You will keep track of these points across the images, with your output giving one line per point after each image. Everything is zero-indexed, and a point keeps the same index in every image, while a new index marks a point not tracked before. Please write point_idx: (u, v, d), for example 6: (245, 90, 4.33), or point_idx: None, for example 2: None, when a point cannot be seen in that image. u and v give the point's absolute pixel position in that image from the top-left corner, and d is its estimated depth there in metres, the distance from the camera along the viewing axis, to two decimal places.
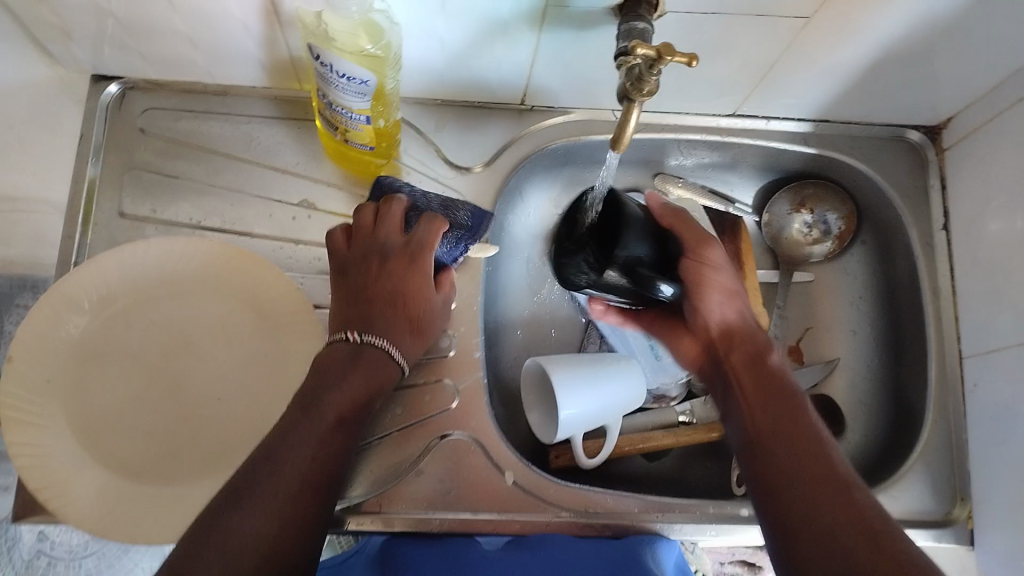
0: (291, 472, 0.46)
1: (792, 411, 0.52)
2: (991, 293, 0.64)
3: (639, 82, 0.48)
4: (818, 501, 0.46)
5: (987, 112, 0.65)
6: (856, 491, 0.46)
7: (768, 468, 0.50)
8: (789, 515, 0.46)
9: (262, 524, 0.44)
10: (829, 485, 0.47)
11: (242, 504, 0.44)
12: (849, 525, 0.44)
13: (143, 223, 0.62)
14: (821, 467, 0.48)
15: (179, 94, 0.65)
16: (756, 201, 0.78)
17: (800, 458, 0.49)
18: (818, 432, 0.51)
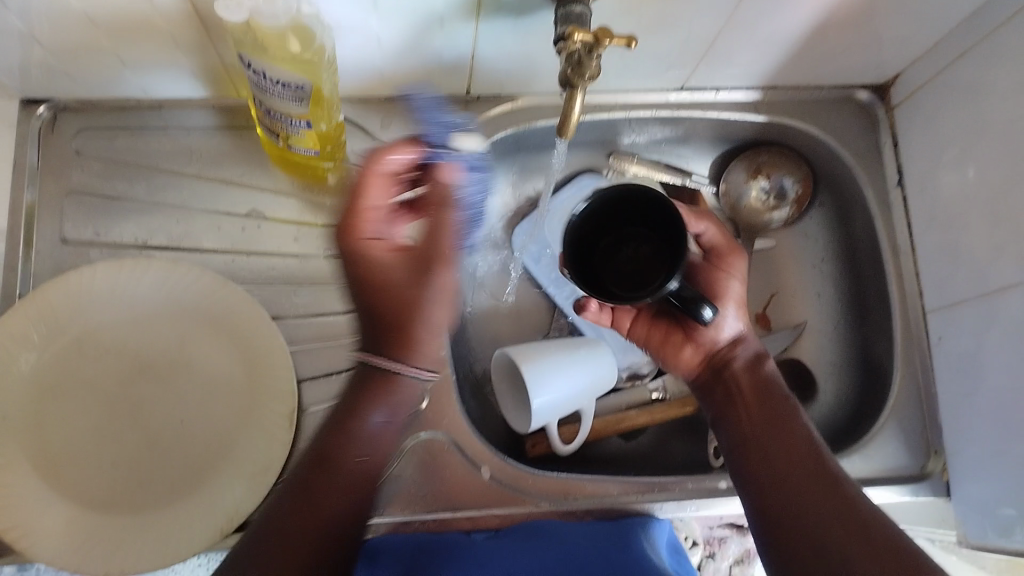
0: (297, 535, 0.45)
1: (777, 407, 0.54)
2: (948, 248, 0.65)
3: (579, 67, 0.47)
4: (814, 506, 0.47)
5: (933, 68, 0.65)
6: (844, 486, 0.48)
7: (758, 467, 0.51)
8: (783, 513, 0.48)
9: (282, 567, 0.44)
10: (818, 481, 0.49)
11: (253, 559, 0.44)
12: (846, 530, 0.46)
13: (88, 248, 0.61)
14: (810, 464, 0.50)
15: (111, 112, 0.63)
16: (711, 169, 0.77)
17: (794, 463, 0.50)
18: (810, 433, 0.52)
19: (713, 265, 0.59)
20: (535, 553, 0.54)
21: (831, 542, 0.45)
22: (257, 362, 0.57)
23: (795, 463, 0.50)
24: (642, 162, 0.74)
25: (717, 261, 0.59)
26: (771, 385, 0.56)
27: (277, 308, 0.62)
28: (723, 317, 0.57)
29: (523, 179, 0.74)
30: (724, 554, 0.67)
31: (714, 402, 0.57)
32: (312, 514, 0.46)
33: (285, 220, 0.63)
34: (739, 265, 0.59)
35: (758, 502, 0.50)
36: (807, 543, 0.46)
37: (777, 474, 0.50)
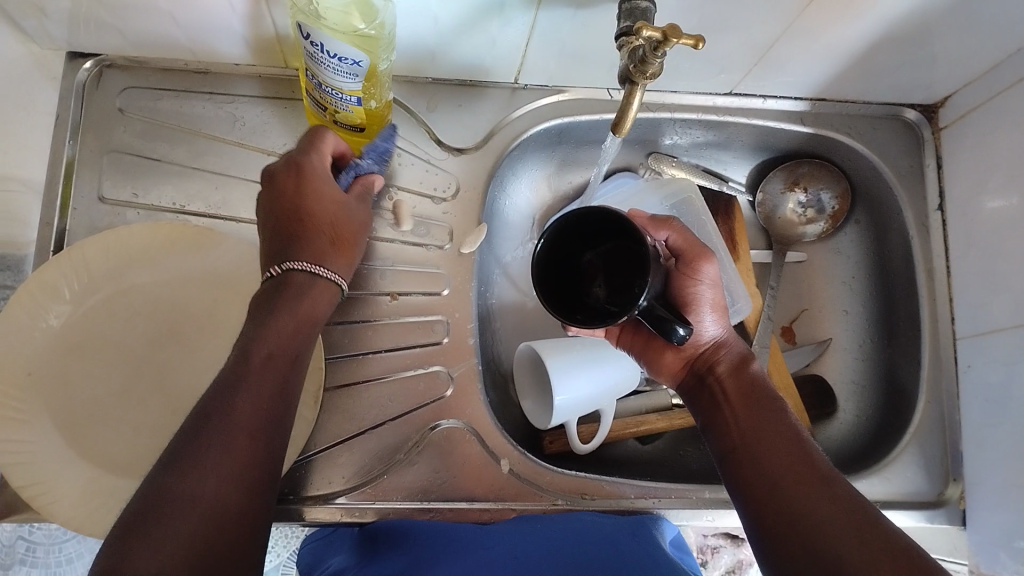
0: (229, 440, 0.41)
1: (771, 414, 0.52)
2: (986, 274, 0.64)
3: (642, 64, 0.47)
4: (803, 499, 0.46)
5: (986, 92, 0.64)
6: (840, 488, 0.46)
7: (754, 473, 0.49)
8: (779, 520, 0.46)
9: (210, 493, 0.39)
10: (811, 484, 0.46)
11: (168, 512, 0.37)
12: (834, 522, 0.44)
13: (124, 207, 0.60)
14: (804, 468, 0.47)
15: (160, 72, 0.63)
16: (751, 179, 0.77)
17: (783, 459, 0.48)
18: (797, 430, 0.51)
19: (680, 271, 0.55)
20: (543, 541, 0.53)
21: (820, 537, 0.43)
22: None
23: (782, 459, 0.48)
24: (681, 166, 0.74)
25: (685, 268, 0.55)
26: (759, 385, 0.54)
27: None
28: (700, 325, 0.55)
29: (560, 173, 0.74)
30: (716, 563, 0.68)
31: (700, 407, 0.56)
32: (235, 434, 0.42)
33: None
34: (711, 270, 0.55)
35: (749, 504, 0.48)
36: (796, 538, 0.44)
37: (765, 473, 0.48)
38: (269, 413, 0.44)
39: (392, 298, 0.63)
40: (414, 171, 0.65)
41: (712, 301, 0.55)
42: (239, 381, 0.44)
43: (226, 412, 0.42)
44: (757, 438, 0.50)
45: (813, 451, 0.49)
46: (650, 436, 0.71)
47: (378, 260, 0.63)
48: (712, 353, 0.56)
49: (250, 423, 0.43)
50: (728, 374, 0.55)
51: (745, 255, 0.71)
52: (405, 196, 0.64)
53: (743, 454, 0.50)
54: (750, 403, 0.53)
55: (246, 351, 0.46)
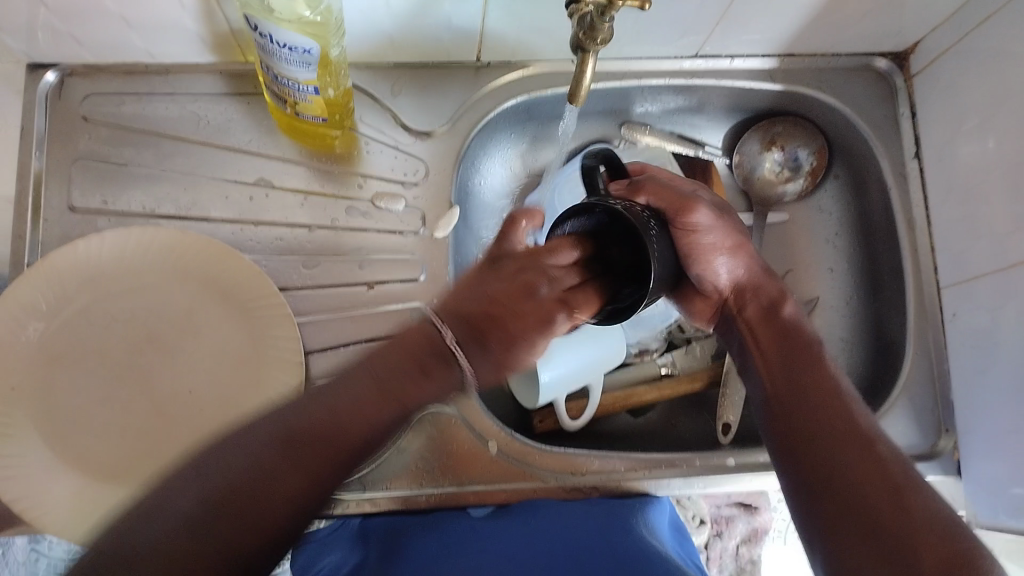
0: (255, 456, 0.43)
1: (808, 363, 0.52)
2: (965, 222, 0.63)
3: (591, 31, 0.47)
4: (844, 456, 0.45)
5: (954, 35, 0.63)
6: (881, 448, 0.45)
7: (789, 420, 0.49)
8: (815, 472, 0.46)
9: (194, 505, 0.40)
10: (853, 438, 0.46)
11: (195, 479, 0.42)
12: (880, 493, 0.43)
13: (95, 215, 0.60)
14: (845, 426, 0.47)
15: (122, 77, 0.62)
16: (726, 142, 0.76)
17: (823, 413, 0.48)
18: (836, 380, 0.51)
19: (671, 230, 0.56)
20: (534, 539, 0.53)
21: (859, 499, 0.43)
22: (265, 328, 0.58)
23: (822, 416, 0.48)
24: (655, 133, 0.73)
25: (676, 225, 0.55)
26: (791, 332, 0.55)
27: (286, 278, 0.61)
28: (715, 269, 0.57)
29: (532, 150, 0.73)
30: (731, 532, 0.68)
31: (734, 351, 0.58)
32: (293, 442, 0.44)
33: (292, 189, 0.63)
34: (703, 218, 0.55)
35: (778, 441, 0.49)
36: (830, 495, 0.44)
37: (805, 425, 0.48)
38: (349, 431, 0.46)
39: (370, 287, 0.62)
40: (384, 159, 0.64)
41: (715, 249, 0.56)
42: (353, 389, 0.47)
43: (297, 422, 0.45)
44: (802, 389, 0.50)
45: (856, 406, 0.49)
46: (641, 407, 0.71)
47: (354, 249, 0.63)
48: (743, 296, 0.58)
49: (294, 432, 0.44)
50: (759, 324, 0.56)
51: None
52: (375, 183, 0.64)
53: (787, 405, 0.50)
54: (781, 351, 0.53)
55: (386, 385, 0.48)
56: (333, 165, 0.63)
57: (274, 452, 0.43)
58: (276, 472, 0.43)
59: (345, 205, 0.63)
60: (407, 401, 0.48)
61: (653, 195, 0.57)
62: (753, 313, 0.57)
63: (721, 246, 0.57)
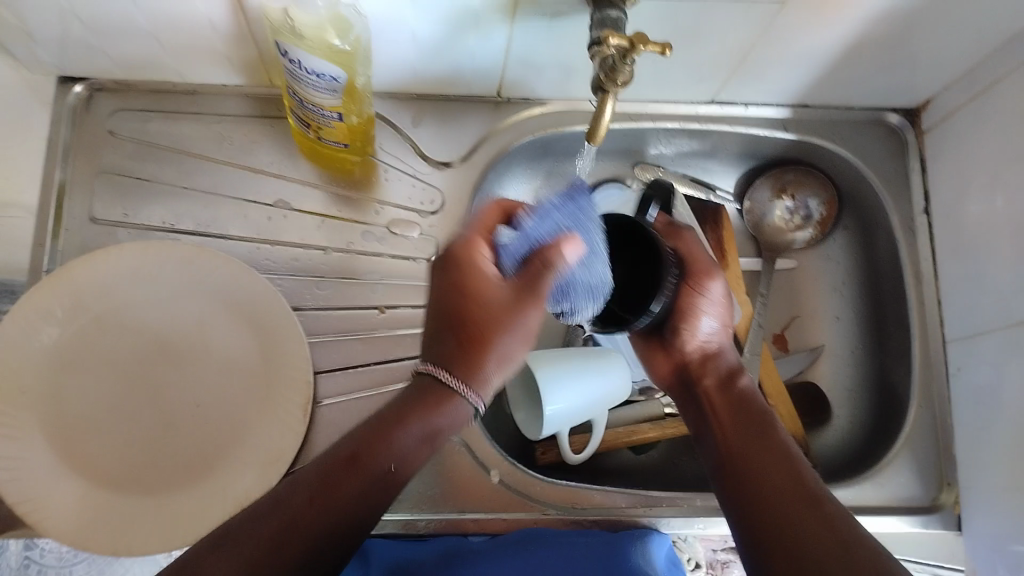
0: (245, 537, 0.41)
1: (762, 433, 0.53)
2: (973, 276, 0.64)
3: (613, 73, 0.48)
4: (789, 511, 0.46)
5: (965, 94, 0.64)
6: (827, 503, 0.46)
7: (743, 486, 0.50)
8: (766, 530, 0.46)
9: (228, 570, 0.40)
10: (801, 496, 0.47)
11: (218, 552, 0.41)
12: (822, 541, 0.43)
13: (115, 227, 0.61)
14: (793, 485, 0.48)
15: (150, 94, 0.64)
16: (738, 188, 0.77)
17: (774, 476, 0.49)
18: (787, 446, 0.52)
19: (686, 284, 0.57)
20: None
21: (804, 547, 0.43)
22: (275, 346, 0.58)
23: (770, 479, 0.49)
24: (667, 175, 0.74)
25: (691, 280, 0.57)
26: (746, 403, 0.56)
27: (298, 299, 0.62)
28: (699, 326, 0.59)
29: None
30: None
31: (691, 420, 0.59)
32: (286, 512, 0.43)
33: (310, 212, 0.64)
34: (716, 288, 0.58)
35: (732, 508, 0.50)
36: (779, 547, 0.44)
37: (758, 488, 0.49)
38: (354, 477, 0.45)
39: (381, 311, 0.63)
40: (401, 187, 0.65)
41: (710, 313, 0.58)
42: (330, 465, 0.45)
43: (303, 483, 0.44)
44: (758, 455, 0.51)
45: (802, 468, 0.50)
46: (644, 445, 0.71)
47: (367, 273, 0.63)
48: (705, 367, 0.60)
49: (300, 500, 0.43)
50: (719, 394, 0.58)
51: (735, 263, 0.72)
52: (392, 210, 0.65)
53: (742, 472, 0.51)
54: (739, 419, 0.55)
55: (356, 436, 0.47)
56: (351, 190, 0.65)
57: (292, 509, 0.43)
58: (276, 547, 0.41)
59: (361, 230, 0.64)
60: (392, 454, 0.46)
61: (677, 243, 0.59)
62: (712, 382, 0.59)
63: (715, 314, 0.59)
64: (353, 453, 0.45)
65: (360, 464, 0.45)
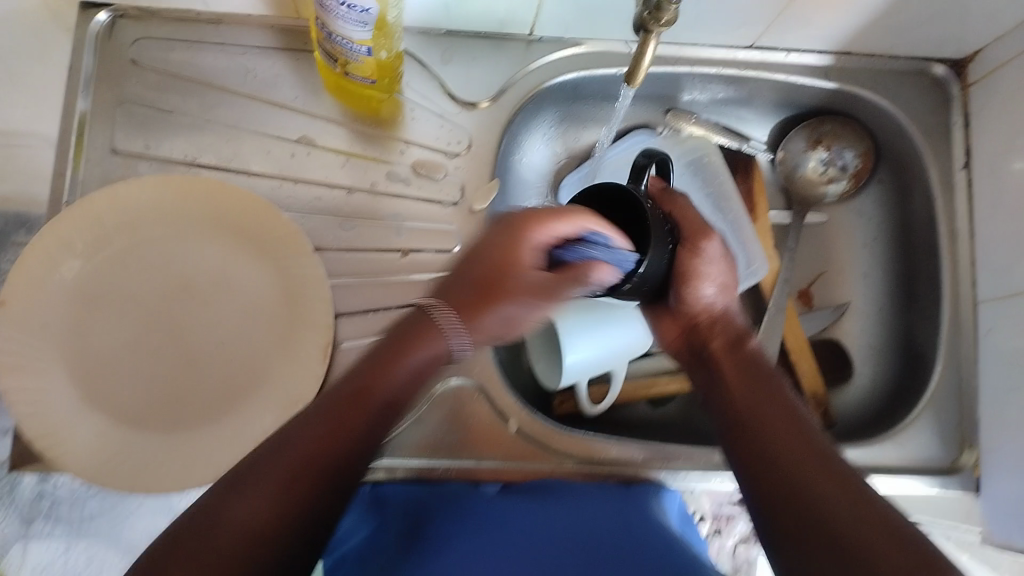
0: (280, 467, 0.39)
1: (768, 390, 0.50)
2: (1011, 236, 0.62)
3: (656, 12, 0.45)
4: (785, 445, 0.45)
5: (1017, 47, 0.62)
6: (832, 456, 0.44)
7: (747, 444, 0.47)
8: (769, 486, 0.44)
9: (255, 511, 0.38)
10: (805, 449, 0.45)
11: (240, 491, 0.39)
12: (823, 487, 0.42)
13: (137, 159, 0.60)
14: (796, 438, 0.46)
15: (173, 23, 0.62)
16: (771, 136, 0.75)
17: (778, 430, 0.47)
18: (794, 405, 0.49)
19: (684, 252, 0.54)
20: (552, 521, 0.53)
21: (798, 481, 0.43)
22: (297, 289, 0.57)
23: (772, 425, 0.47)
24: (700, 124, 0.72)
25: (686, 248, 0.54)
26: (756, 363, 0.53)
27: (320, 239, 0.61)
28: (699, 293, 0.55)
29: (576, 130, 0.72)
30: (730, 531, 0.66)
31: (699, 385, 0.55)
32: (301, 451, 0.40)
33: (334, 150, 0.62)
34: (710, 249, 0.54)
35: (736, 465, 0.48)
36: (775, 484, 0.44)
37: (760, 443, 0.47)
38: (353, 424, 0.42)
39: (403, 255, 0.62)
40: (428, 127, 0.64)
41: (709, 277, 0.55)
42: (330, 410, 0.42)
43: (298, 437, 0.41)
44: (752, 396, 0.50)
45: (808, 422, 0.47)
46: (662, 398, 0.71)
47: (390, 215, 0.62)
48: (712, 330, 0.56)
49: (303, 455, 0.40)
50: (725, 353, 0.54)
51: (763, 216, 0.71)
52: (417, 150, 0.63)
53: (748, 425, 0.48)
54: (745, 378, 0.52)
55: (354, 377, 0.44)
56: (377, 129, 0.63)
57: (291, 468, 0.40)
58: (302, 484, 0.40)
59: (386, 171, 0.63)
60: (387, 392, 0.45)
61: (674, 211, 0.55)
62: (719, 342, 0.55)
63: (715, 279, 0.55)
64: (370, 378, 0.44)
65: (360, 409, 0.43)
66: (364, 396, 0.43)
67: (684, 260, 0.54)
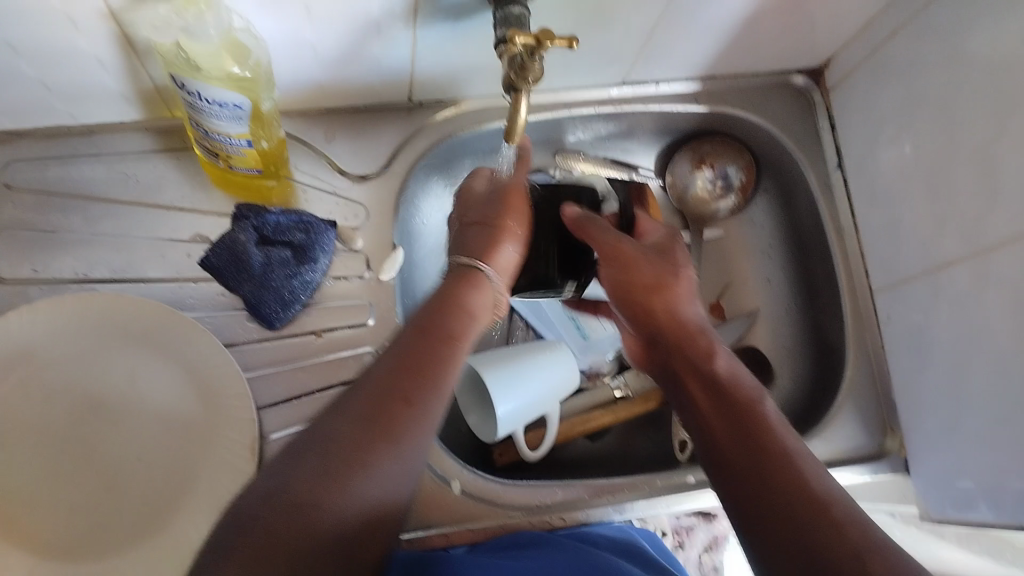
0: (312, 487, 0.40)
1: (758, 422, 0.48)
2: (889, 224, 0.66)
3: (523, 70, 0.48)
4: (799, 517, 0.41)
5: (864, 49, 0.66)
6: (839, 508, 0.42)
7: (745, 482, 0.45)
8: (780, 539, 0.42)
9: (283, 534, 0.38)
10: (811, 499, 0.42)
11: (272, 501, 0.39)
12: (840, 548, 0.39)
13: (26, 285, 0.58)
14: (800, 487, 0.43)
15: (42, 141, 0.60)
16: (658, 162, 0.78)
17: (778, 471, 0.44)
18: (788, 442, 0.46)
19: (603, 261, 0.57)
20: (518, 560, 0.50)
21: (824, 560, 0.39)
22: (216, 389, 0.56)
23: (771, 463, 0.45)
24: (589, 161, 0.73)
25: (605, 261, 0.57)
26: (733, 387, 0.51)
27: (229, 334, 0.60)
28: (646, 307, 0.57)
29: None
30: (692, 542, 0.63)
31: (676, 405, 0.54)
32: (336, 466, 0.41)
33: None
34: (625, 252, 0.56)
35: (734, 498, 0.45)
36: (793, 560, 0.40)
37: (761, 489, 0.44)
38: (412, 418, 0.45)
39: (318, 336, 0.61)
40: (322, 205, 0.64)
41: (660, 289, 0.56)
42: (359, 412, 0.43)
43: (333, 443, 0.42)
44: (731, 433, 0.48)
45: (806, 462, 0.45)
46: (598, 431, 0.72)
47: None
48: (678, 346, 0.56)
49: (347, 468, 0.41)
50: (700, 382, 0.53)
51: None
52: None
53: (744, 463, 0.46)
54: (725, 407, 0.50)
55: (383, 390, 0.45)
56: None
57: (326, 477, 0.40)
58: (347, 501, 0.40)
59: None
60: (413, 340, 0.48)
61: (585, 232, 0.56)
62: (687, 364, 0.55)
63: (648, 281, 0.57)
64: (404, 375, 0.46)
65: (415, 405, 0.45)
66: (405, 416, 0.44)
67: (625, 274, 0.57)
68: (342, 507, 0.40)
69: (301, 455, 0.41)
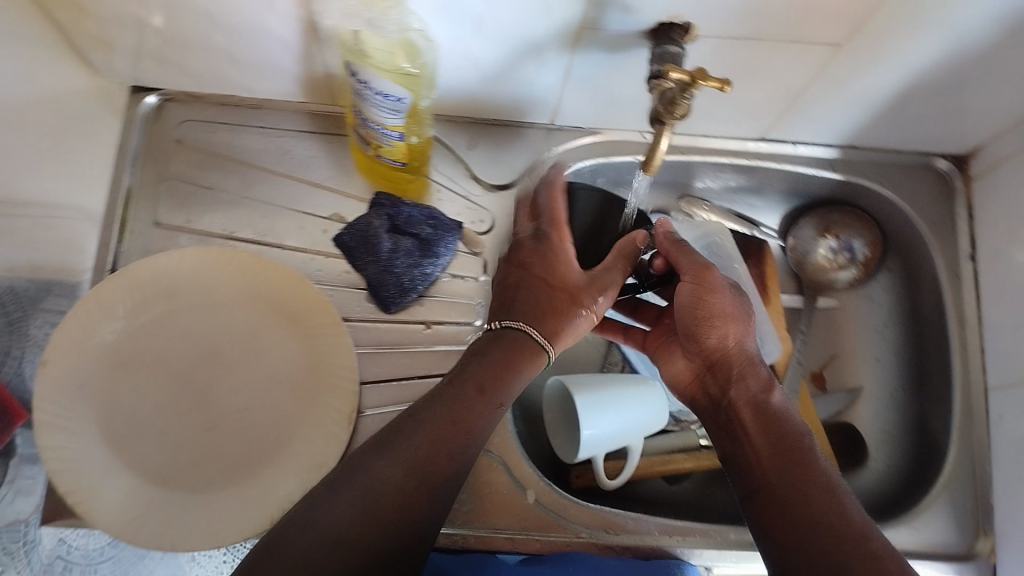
0: (387, 478, 0.46)
1: (801, 458, 0.50)
2: (1016, 323, 0.64)
3: (672, 105, 0.49)
4: (833, 551, 0.45)
5: (1015, 144, 0.65)
6: (873, 543, 0.45)
7: (783, 516, 0.48)
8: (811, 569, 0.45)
9: (347, 513, 0.44)
10: (846, 535, 0.45)
11: (351, 477, 0.46)
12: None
13: (177, 232, 0.63)
14: (836, 522, 0.46)
15: (214, 107, 0.67)
16: (781, 226, 0.78)
17: (819, 509, 0.47)
18: (830, 477, 0.49)
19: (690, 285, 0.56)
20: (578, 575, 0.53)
21: None
22: (325, 358, 0.59)
23: (812, 499, 0.47)
24: (714, 210, 0.75)
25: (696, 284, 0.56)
26: (780, 420, 0.53)
27: (347, 310, 0.63)
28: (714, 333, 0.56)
29: None
30: None
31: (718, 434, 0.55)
32: (406, 461, 0.47)
33: None
34: (715, 280, 0.56)
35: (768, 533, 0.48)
36: None
37: (798, 523, 0.47)
38: (472, 420, 0.50)
39: (427, 327, 0.64)
40: (452, 206, 0.67)
41: (725, 315, 0.55)
42: (427, 411, 0.49)
43: (408, 439, 0.48)
44: (776, 465, 0.50)
45: (846, 498, 0.48)
46: (678, 475, 0.72)
47: None
48: (732, 376, 0.55)
49: (417, 464, 0.47)
50: (750, 413, 0.53)
51: (775, 299, 0.72)
52: None
53: (782, 497, 0.49)
54: (771, 439, 0.52)
55: (455, 397, 0.50)
56: None
57: (397, 474, 0.46)
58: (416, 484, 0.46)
59: None
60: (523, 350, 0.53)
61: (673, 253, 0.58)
62: (740, 395, 0.54)
63: (723, 311, 0.55)
64: (478, 389, 0.51)
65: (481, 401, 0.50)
66: (461, 424, 0.49)
67: (700, 299, 0.56)
68: (414, 491, 0.46)
69: (392, 444, 0.47)
